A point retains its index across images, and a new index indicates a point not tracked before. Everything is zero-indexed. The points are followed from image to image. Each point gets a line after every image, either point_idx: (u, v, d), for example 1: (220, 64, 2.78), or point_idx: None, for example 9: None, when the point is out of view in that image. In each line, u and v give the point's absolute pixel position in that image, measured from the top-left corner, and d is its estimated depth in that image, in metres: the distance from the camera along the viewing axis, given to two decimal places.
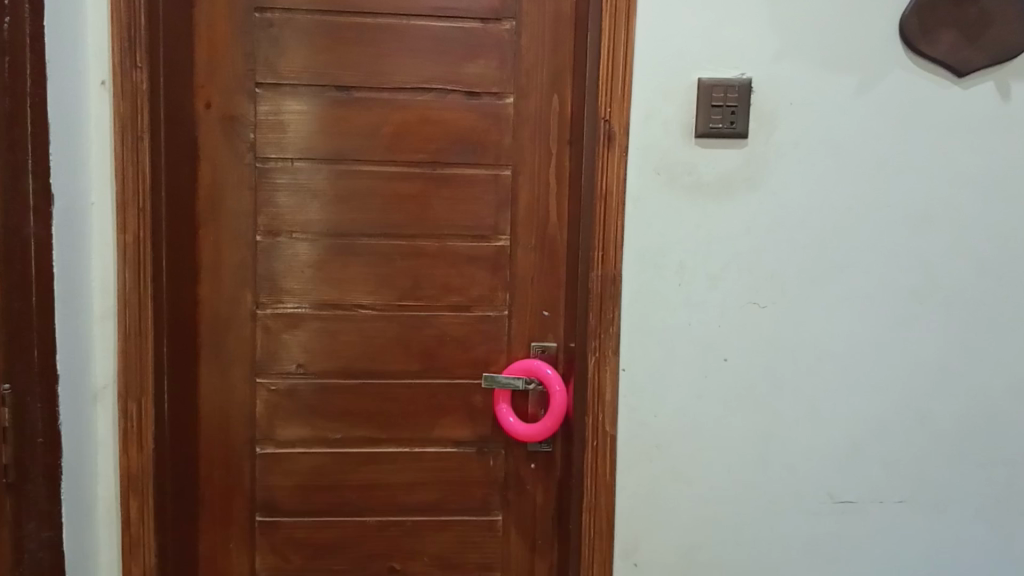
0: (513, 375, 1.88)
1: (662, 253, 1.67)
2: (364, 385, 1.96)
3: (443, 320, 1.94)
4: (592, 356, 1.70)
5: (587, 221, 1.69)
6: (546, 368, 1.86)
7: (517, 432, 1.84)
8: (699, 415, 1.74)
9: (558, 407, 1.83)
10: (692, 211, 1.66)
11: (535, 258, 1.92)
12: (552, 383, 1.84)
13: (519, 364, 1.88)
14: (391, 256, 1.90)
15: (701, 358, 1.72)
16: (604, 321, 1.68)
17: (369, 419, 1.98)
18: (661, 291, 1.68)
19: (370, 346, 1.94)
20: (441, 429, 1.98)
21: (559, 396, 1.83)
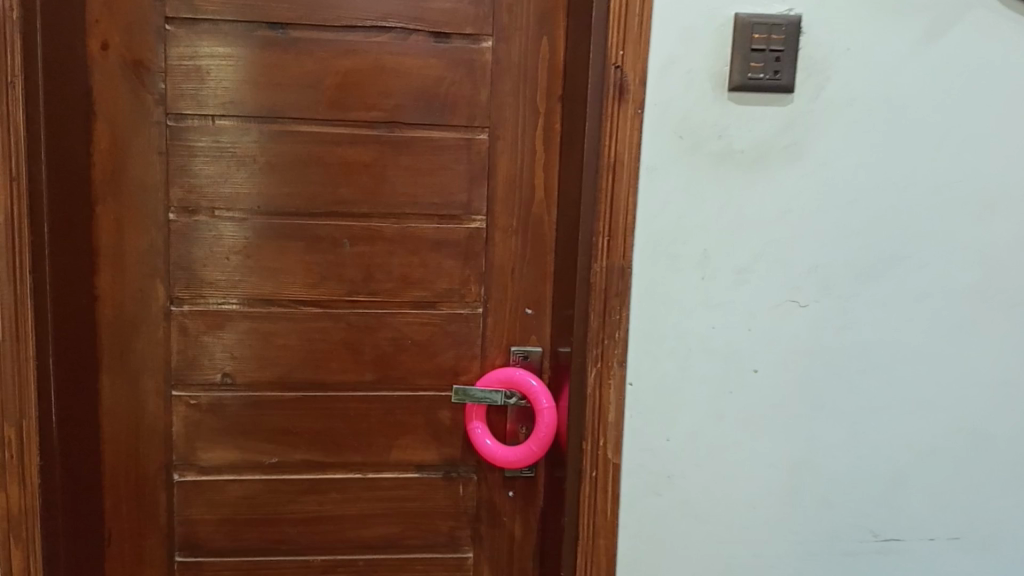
0: (489, 387, 1.52)
1: (679, 238, 1.33)
2: (306, 399, 1.60)
3: (402, 321, 1.57)
4: (592, 368, 1.35)
5: (591, 196, 1.33)
6: (531, 380, 1.50)
7: (496, 459, 1.49)
8: (721, 442, 1.38)
9: (547, 429, 1.48)
10: (718, 185, 1.31)
11: (517, 243, 1.56)
12: (538, 400, 1.48)
13: (496, 373, 1.52)
14: (337, 241, 1.54)
15: (725, 369, 1.36)
16: (611, 324, 1.34)
17: (312, 439, 1.61)
18: (676, 286, 1.34)
19: (313, 352, 1.58)
20: (400, 451, 1.63)
21: (548, 417, 1.48)
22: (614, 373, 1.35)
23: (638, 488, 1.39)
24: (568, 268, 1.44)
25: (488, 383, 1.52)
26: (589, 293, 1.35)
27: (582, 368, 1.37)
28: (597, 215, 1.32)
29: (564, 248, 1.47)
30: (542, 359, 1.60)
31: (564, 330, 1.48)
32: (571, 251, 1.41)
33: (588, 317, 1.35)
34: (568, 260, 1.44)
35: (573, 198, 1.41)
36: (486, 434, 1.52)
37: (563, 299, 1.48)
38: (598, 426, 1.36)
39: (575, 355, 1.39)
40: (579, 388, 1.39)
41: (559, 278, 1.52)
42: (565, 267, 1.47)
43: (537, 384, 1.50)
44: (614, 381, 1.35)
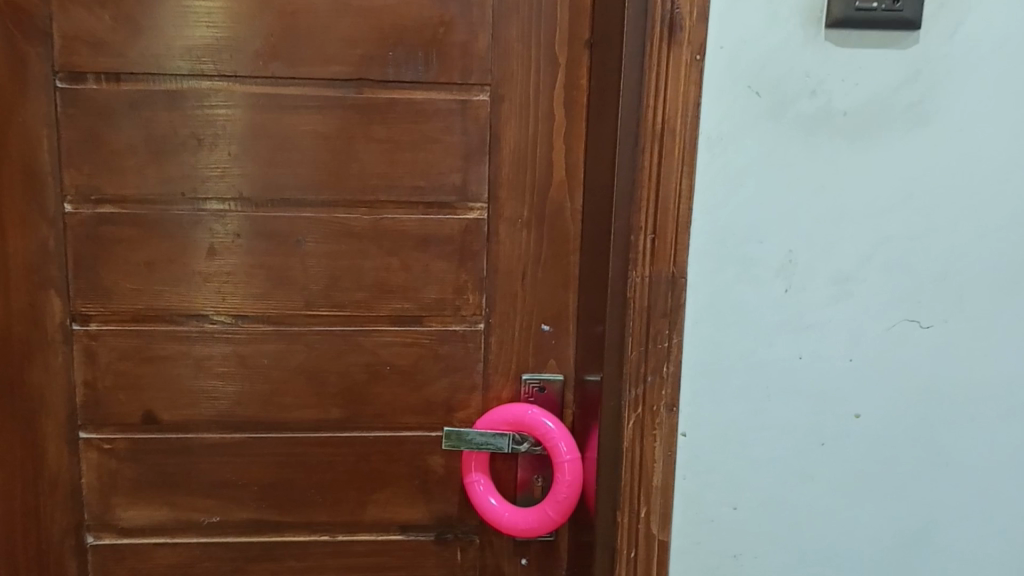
0: (492, 429, 1.19)
1: (757, 238, 0.98)
2: (254, 443, 1.24)
3: (378, 343, 1.21)
4: (629, 413, 1.02)
5: (627, 177, 0.96)
6: (548, 420, 1.17)
7: (501, 523, 1.18)
8: (803, 507, 1.06)
9: (572, 485, 1.16)
10: (810, 167, 0.96)
11: (529, 240, 1.18)
12: (558, 447, 1.16)
13: (501, 409, 1.19)
14: (289, 238, 1.15)
15: (811, 413, 1.03)
16: (654, 355, 1.00)
17: (264, 494, 1.26)
18: (751, 303, 0.99)
19: (262, 384, 1.21)
20: (378, 507, 1.29)
21: (573, 470, 1.15)
22: (662, 420, 1.02)
23: (692, 573, 1.07)
24: (597, 274, 1.08)
25: (491, 423, 1.19)
26: (626, 312, 0.99)
27: (617, 414, 1.03)
28: (633, 205, 0.96)
29: (592, 249, 1.11)
30: (563, 389, 1.25)
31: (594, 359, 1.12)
32: (602, 255, 1.05)
33: (627, 346, 1.00)
34: (598, 265, 1.07)
35: (603, 181, 1.05)
36: (489, 488, 1.21)
37: (592, 317, 1.12)
38: (642, 494, 1.04)
39: (607, 395, 1.03)
40: (611, 444, 1.05)
41: (585, 288, 1.16)
42: (592, 275, 1.11)
43: (557, 425, 1.17)
44: (660, 432, 1.02)
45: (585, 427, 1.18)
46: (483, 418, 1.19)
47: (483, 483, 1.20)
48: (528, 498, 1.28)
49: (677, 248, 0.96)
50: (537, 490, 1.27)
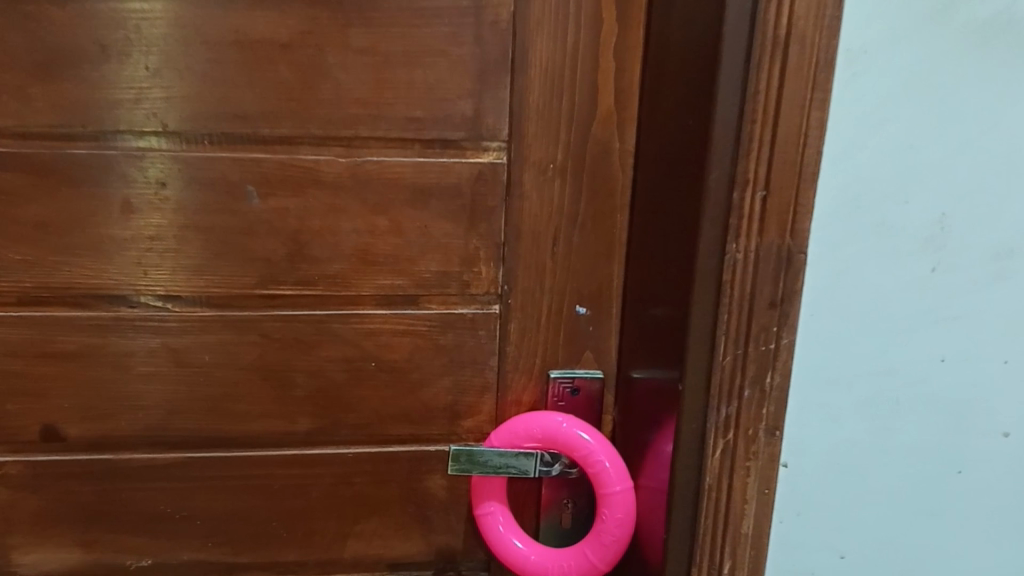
0: (516, 447, 0.93)
1: (903, 199, 0.71)
2: (197, 465, 0.94)
3: (361, 332, 0.91)
4: (714, 441, 0.77)
5: (733, 99, 0.68)
6: (589, 436, 0.92)
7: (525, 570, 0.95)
8: (928, 554, 0.83)
9: (621, 524, 0.91)
10: (983, 100, 0.70)
11: (563, 193, 0.89)
12: (603, 475, 0.91)
13: (527, 420, 0.93)
14: (236, 187, 0.84)
15: (952, 433, 0.79)
16: (754, 360, 0.74)
17: (211, 529, 0.97)
18: (888, 288, 0.73)
19: (206, 387, 0.91)
20: (360, 540, 1.01)
21: (622, 504, 0.91)
22: (760, 449, 0.77)
23: None
24: (666, 248, 0.81)
25: (514, 439, 0.93)
26: (716, 305, 0.73)
27: (700, 442, 0.78)
28: (737, 144, 0.69)
29: (653, 209, 0.84)
30: (603, 390, 0.99)
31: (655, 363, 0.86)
32: (676, 223, 0.78)
33: (714, 354, 0.75)
34: (667, 239, 0.80)
35: (676, 115, 0.77)
36: (511, 523, 0.96)
37: (652, 306, 0.86)
38: (728, 542, 0.79)
39: (683, 417, 0.78)
40: (686, 483, 0.80)
41: (639, 265, 0.89)
42: (655, 245, 0.84)
43: (602, 444, 0.92)
44: (756, 464, 0.78)
45: (643, 444, 0.93)
46: (504, 431, 0.93)
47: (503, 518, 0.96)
48: (552, 527, 1.02)
49: (795, 207, 0.70)
50: (565, 518, 1.02)
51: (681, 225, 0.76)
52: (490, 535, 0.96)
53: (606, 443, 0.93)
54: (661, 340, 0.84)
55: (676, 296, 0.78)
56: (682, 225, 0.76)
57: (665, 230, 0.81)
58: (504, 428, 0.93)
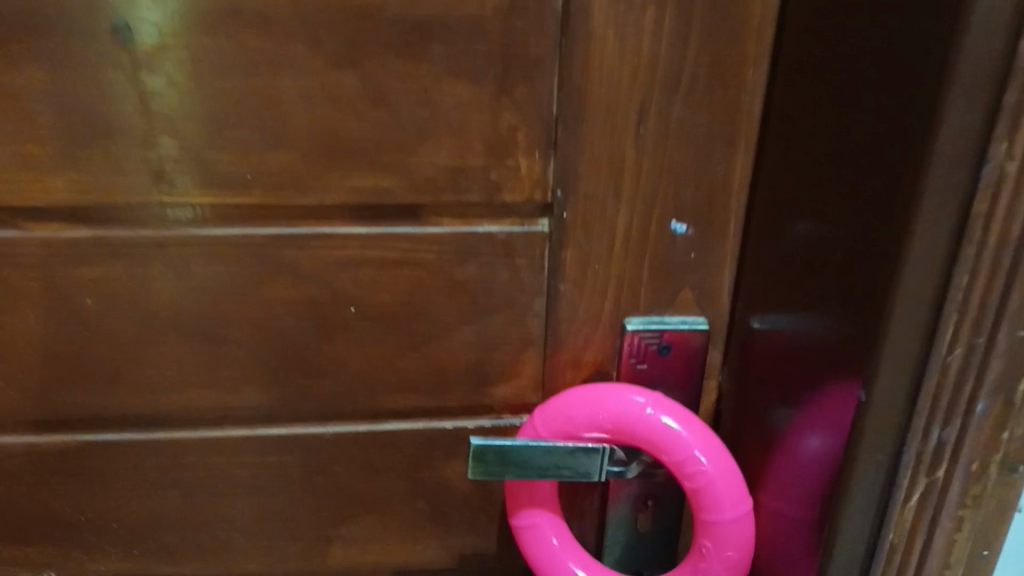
0: (572, 440, 0.61)
1: None
2: (100, 451, 0.63)
3: (331, 262, 0.59)
4: (909, 480, 0.47)
5: None
6: (687, 432, 0.60)
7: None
8: None
9: (731, 566, 0.60)
10: None
11: (656, 34, 0.53)
12: (706, 493, 0.59)
13: (590, 401, 0.61)
14: (96, 19, 0.50)
15: None
16: (1004, 352, 0.42)
17: (133, 537, 0.67)
18: None
19: (98, 344, 0.59)
20: (350, 545, 0.72)
21: (734, 539, 0.59)
22: (987, 492, 0.47)
23: None
24: (843, 149, 0.48)
25: (569, 428, 0.61)
26: (948, 261, 0.41)
27: (884, 479, 0.47)
28: None
29: (820, 72, 0.50)
30: (705, 348, 0.64)
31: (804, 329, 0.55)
32: (871, 105, 0.44)
33: (933, 344, 0.43)
34: (844, 134, 0.47)
35: None
36: (566, 541, 0.65)
37: (804, 240, 0.53)
38: None
39: (864, 440, 0.46)
40: (850, 534, 0.50)
41: (782, 166, 0.55)
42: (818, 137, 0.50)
43: (707, 444, 0.60)
44: (975, 513, 0.47)
45: (770, 435, 0.62)
46: (554, 415, 0.61)
47: (553, 535, 0.65)
48: (623, 533, 0.74)
49: None
50: (641, 520, 0.73)
51: (884, 108, 0.43)
52: (533, 558, 0.65)
53: (714, 442, 0.60)
54: (818, 298, 0.52)
55: (863, 235, 0.45)
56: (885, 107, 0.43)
57: (843, 116, 0.47)
58: (554, 411, 0.61)
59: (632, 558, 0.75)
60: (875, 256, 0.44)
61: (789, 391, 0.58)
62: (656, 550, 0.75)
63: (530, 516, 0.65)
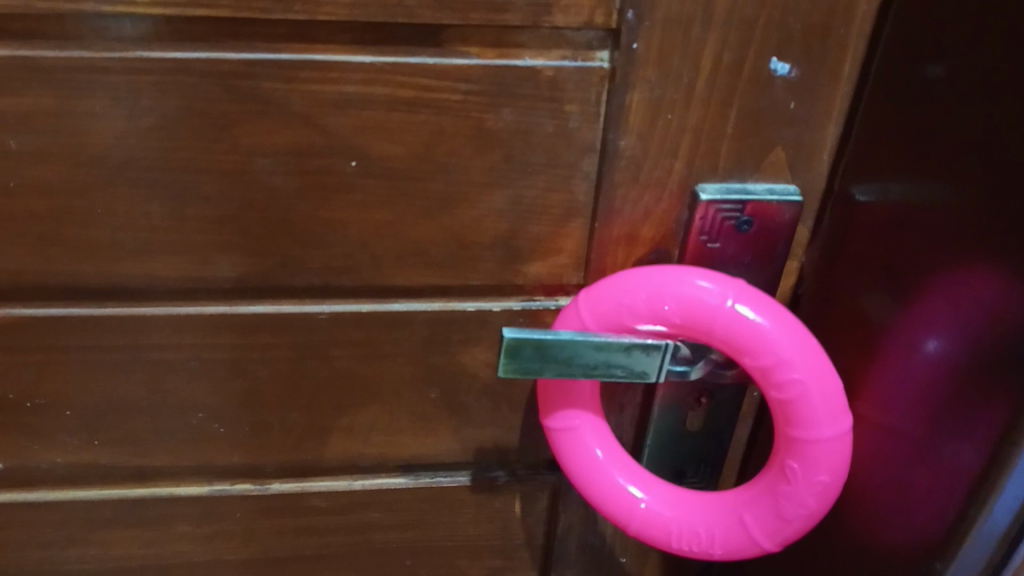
0: (630, 333, 0.52)
1: None
2: (42, 328, 0.51)
3: (325, 101, 0.45)
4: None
5: None
6: (777, 334, 0.50)
7: (628, 526, 0.58)
8: None
9: (819, 493, 0.52)
10: None
11: None
12: (798, 401, 0.50)
13: (653, 287, 0.51)
14: None
15: None
16: None
17: (92, 426, 0.57)
18: None
19: (27, 199, 0.46)
20: (350, 442, 0.61)
21: (826, 462, 0.51)
22: None
23: None
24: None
25: (629, 319, 0.52)
26: None
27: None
28: None
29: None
30: (794, 225, 0.53)
31: (953, 197, 0.44)
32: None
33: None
34: None
35: None
36: (612, 449, 0.57)
37: (978, 80, 0.42)
38: None
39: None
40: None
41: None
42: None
43: (801, 351, 0.50)
44: None
45: (879, 328, 0.52)
46: (608, 302, 0.51)
47: (598, 442, 0.57)
48: (669, 430, 0.64)
49: None
50: (692, 418, 0.64)
51: None
52: (573, 468, 0.57)
53: (809, 345, 0.50)
54: (997, 156, 0.41)
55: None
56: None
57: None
58: (607, 297, 0.51)
59: (675, 458, 0.66)
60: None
61: (919, 272, 0.48)
62: (703, 450, 0.66)
63: (568, 421, 0.56)
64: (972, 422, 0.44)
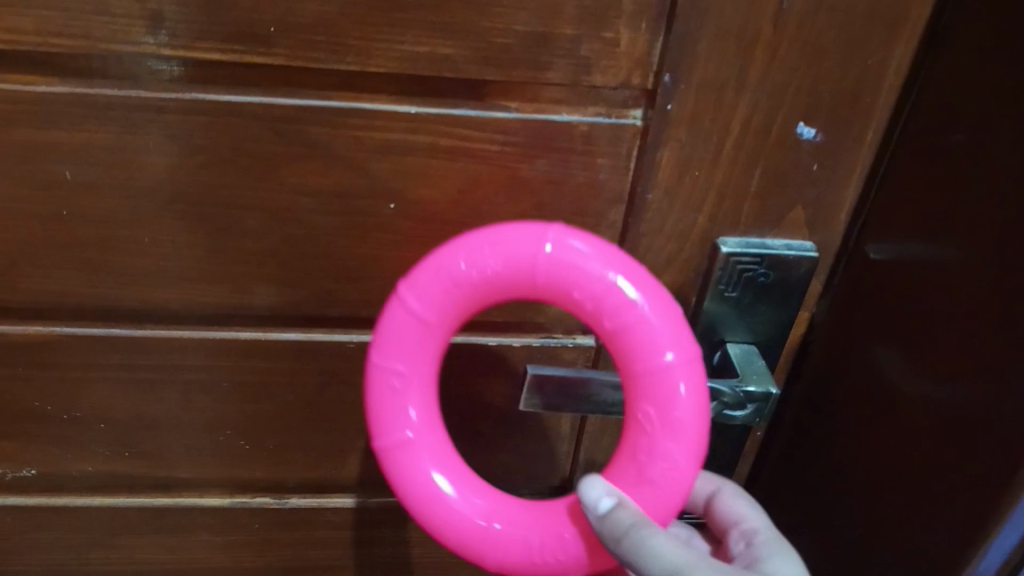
0: (462, 305, 0.45)
1: None
2: (83, 346, 0.53)
3: (370, 146, 0.47)
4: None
5: None
6: (589, 265, 0.43)
7: (486, 562, 0.47)
8: None
9: (679, 436, 0.44)
10: None
11: None
12: (637, 333, 0.43)
13: (468, 244, 0.44)
14: None
15: None
16: None
17: (121, 438, 0.59)
18: None
19: (78, 226, 0.48)
20: (368, 464, 0.63)
21: (680, 394, 0.43)
22: None
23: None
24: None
25: (453, 292, 0.44)
26: None
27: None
28: None
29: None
30: (810, 280, 0.54)
31: (963, 264, 0.45)
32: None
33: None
34: None
35: None
36: (433, 439, 0.48)
37: (993, 161, 0.43)
38: None
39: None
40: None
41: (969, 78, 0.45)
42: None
43: (619, 276, 0.43)
44: None
45: (879, 381, 0.54)
46: (432, 279, 0.44)
47: (416, 420, 0.47)
48: None
49: None
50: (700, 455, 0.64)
51: None
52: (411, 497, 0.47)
53: (642, 276, 0.44)
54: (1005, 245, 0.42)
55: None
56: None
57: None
58: (427, 272, 0.44)
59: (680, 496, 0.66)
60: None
61: (923, 330, 0.49)
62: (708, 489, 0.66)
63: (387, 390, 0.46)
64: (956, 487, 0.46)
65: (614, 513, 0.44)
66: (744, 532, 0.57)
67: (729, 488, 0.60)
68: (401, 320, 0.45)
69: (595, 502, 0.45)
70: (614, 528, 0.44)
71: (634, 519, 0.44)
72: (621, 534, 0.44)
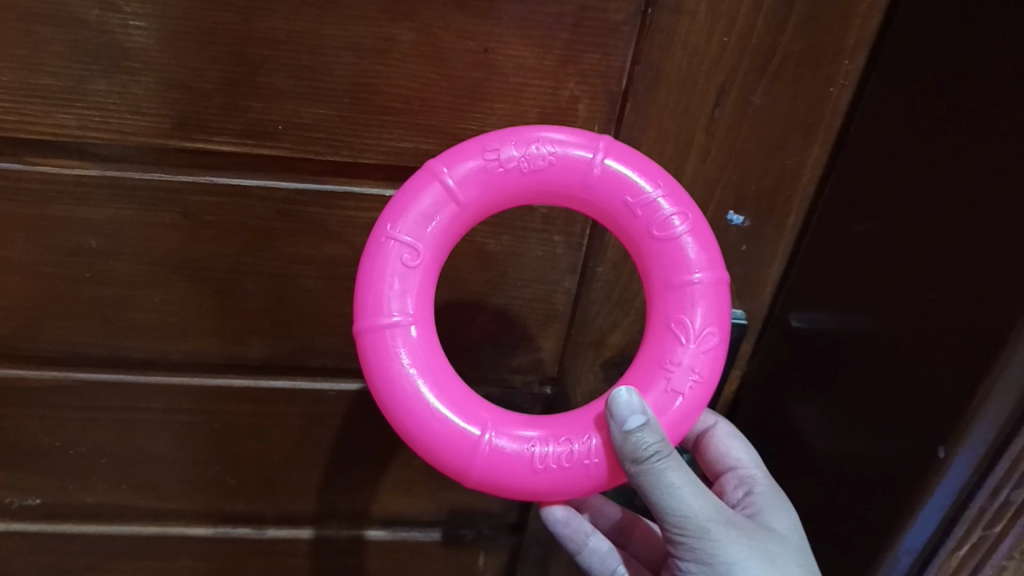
0: (495, 189, 0.46)
1: None
2: (92, 389, 0.59)
3: (359, 223, 0.54)
4: (964, 532, 0.47)
5: None
6: (641, 180, 0.46)
7: (468, 471, 0.46)
8: None
9: (703, 343, 0.45)
10: None
11: (742, 18, 0.48)
12: (673, 246, 0.46)
13: (515, 134, 0.46)
14: None
15: None
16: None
17: (120, 471, 0.65)
18: None
19: (96, 285, 0.54)
20: (344, 496, 0.69)
21: (706, 314, 0.45)
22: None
23: None
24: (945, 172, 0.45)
25: (494, 173, 0.45)
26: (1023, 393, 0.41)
27: (936, 529, 0.48)
28: None
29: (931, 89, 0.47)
30: (739, 342, 0.62)
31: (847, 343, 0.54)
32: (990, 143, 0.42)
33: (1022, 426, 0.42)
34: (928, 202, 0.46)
35: None
36: (423, 323, 0.46)
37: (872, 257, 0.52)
38: None
39: (929, 493, 0.46)
40: (896, 567, 0.50)
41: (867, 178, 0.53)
42: (913, 150, 0.48)
43: (666, 196, 0.46)
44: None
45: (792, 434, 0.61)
46: (471, 156, 0.45)
47: (412, 313, 0.45)
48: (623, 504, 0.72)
49: None
50: None
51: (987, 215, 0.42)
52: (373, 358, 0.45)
53: (684, 199, 0.46)
54: (873, 333, 0.51)
55: (958, 292, 0.44)
56: (1011, 154, 0.41)
57: (952, 137, 0.45)
58: (469, 151, 0.46)
59: None
60: (973, 327, 0.42)
61: (821, 407, 0.57)
62: None
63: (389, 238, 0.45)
64: (843, 536, 0.54)
65: (639, 434, 0.44)
66: (741, 479, 0.59)
67: (725, 428, 0.62)
68: (430, 196, 0.45)
69: (623, 416, 0.44)
70: (636, 450, 0.44)
71: (657, 446, 0.44)
72: (642, 458, 0.44)
